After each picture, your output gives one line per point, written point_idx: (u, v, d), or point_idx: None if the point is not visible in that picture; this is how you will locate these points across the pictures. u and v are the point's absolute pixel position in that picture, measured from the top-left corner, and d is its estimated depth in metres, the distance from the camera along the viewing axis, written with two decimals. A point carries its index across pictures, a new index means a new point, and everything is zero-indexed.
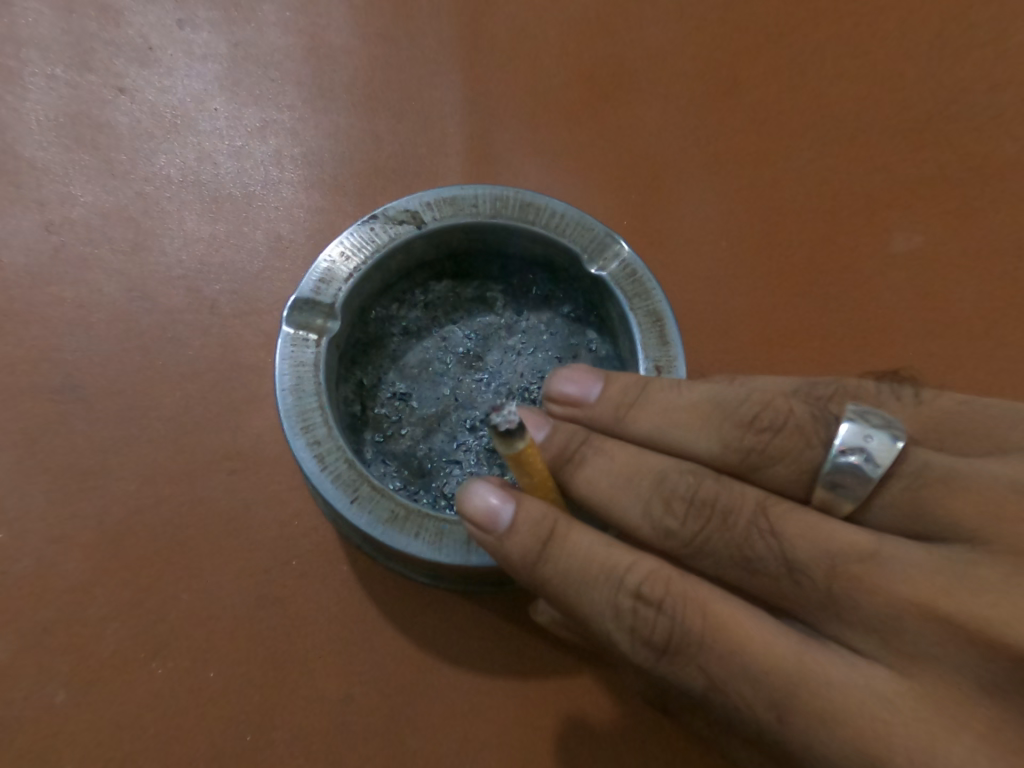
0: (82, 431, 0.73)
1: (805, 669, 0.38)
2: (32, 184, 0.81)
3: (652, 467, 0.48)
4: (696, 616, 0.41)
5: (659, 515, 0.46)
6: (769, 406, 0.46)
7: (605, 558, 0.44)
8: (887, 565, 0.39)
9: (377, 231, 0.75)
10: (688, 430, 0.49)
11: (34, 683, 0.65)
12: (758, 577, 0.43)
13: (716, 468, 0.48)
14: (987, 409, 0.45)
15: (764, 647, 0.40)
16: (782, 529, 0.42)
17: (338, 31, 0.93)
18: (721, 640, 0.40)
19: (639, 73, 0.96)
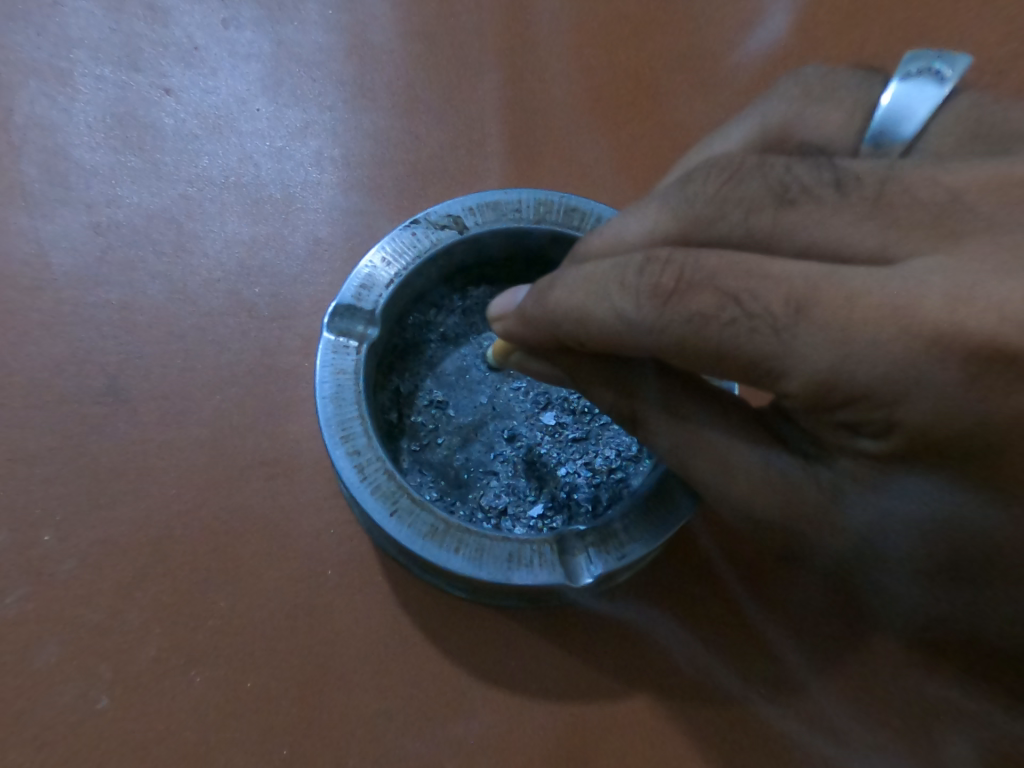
0: (125, 435, 0.73)
1: (923, 295, 0.39)
2: (81, 185, 0.82)
3: (620, 268, 0.48)
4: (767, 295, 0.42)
5: (642, 297, 0.46)
6: (751, 166, 0.46)
7: (631, 312, 0.47)
8: (743, 288, 0.42)
9: (418, 236, 0.73)
10: (615, 279, 0.48)
11: (79, 687, 0.66)
12: (716, 286, 0.43)
13: (650, 307, 0.46)
14: (801, 223, 0.44)
15: (874, 288, 0.39)
16: (803, 224, 0.43)
17: (379, 29, 0.91)
18: (810, 299, 0.41)
19: (689, 69, 0.92)
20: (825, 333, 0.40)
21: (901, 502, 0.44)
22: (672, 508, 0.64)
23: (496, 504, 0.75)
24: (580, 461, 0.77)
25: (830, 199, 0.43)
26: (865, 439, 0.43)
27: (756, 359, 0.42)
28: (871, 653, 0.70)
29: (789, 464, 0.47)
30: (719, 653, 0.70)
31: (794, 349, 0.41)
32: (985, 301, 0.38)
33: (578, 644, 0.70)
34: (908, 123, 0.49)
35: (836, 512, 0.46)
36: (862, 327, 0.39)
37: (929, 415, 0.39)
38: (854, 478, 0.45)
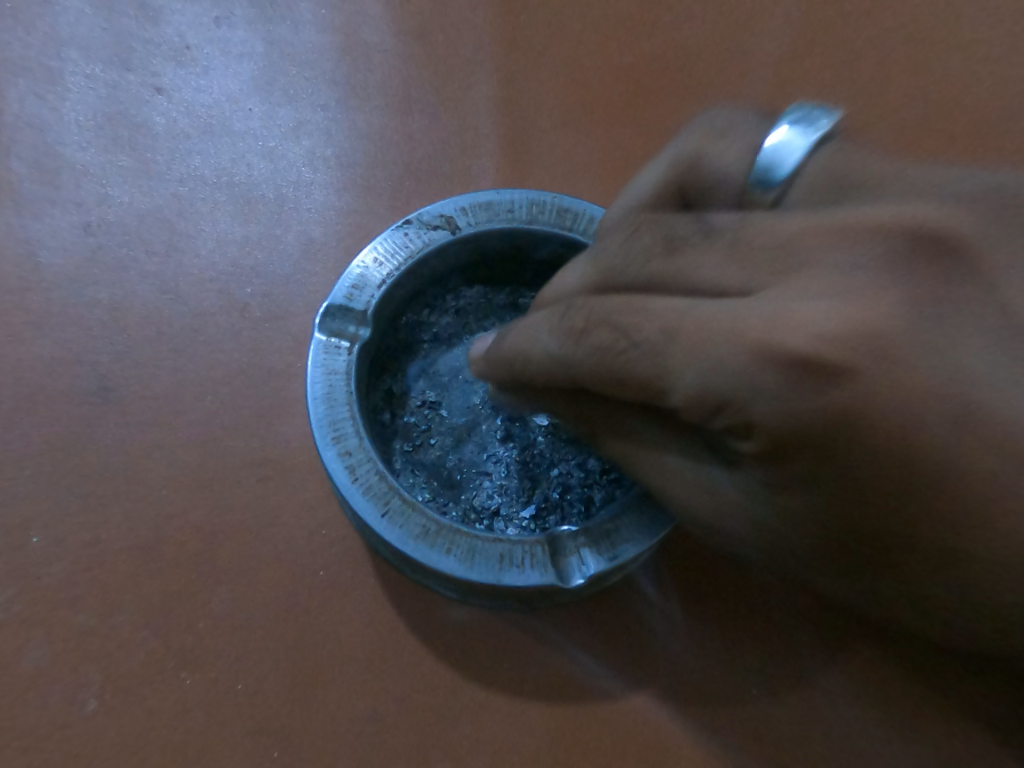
0: (116, 435, 0.73)
1: (785, 320, 0.39)
2: (71, 184, 0.81)
3: (547, 316, 0.53)
4: (655, 330, 0.44)
5: (563, 339, 0.51)
6: (643, 219, 0.50)
7: (555, 351, 0.51)
8: (633, 326, 0.46)
9: (410, 236, 0.73)
10: (540, 327, 0.53)
11: (67, 688, 0.65)
12: (616, 327, 0.47)
13: (569, 349, 0.50)
14: (684, 264, 0.46)
15: (742, 319, 0.41)
16: (688, 268, 0.46)
17: (373, 29, 0.91)
18: (692, 334, 0.43)
19: (682, 71, 0.92)
20: (688, 355, 0.42)
21: (789, 503, 0.43)
22: (664, 508, 0.64)
23: (489, 505, 0.75)
24: (574, 461, 0.77)
25: (703, 242, 0.46)
26: (739, 444, 0.43)
27: (647, 379, 0.45)
28: (862, 647, 0.71)
29: (719, 476, 0.47)
30: (713, 651, 0.70)
31: (670, 371, 0.43)
32: (818, 324, 0.38)
33: (570, 644, 0.70)
34: (780, 168, 0.48)
35: (753, 517, 0.45)
36: (728, 354, 0.41)
37: (783, 417, 0.39)
38: (757, 483, 0.44)
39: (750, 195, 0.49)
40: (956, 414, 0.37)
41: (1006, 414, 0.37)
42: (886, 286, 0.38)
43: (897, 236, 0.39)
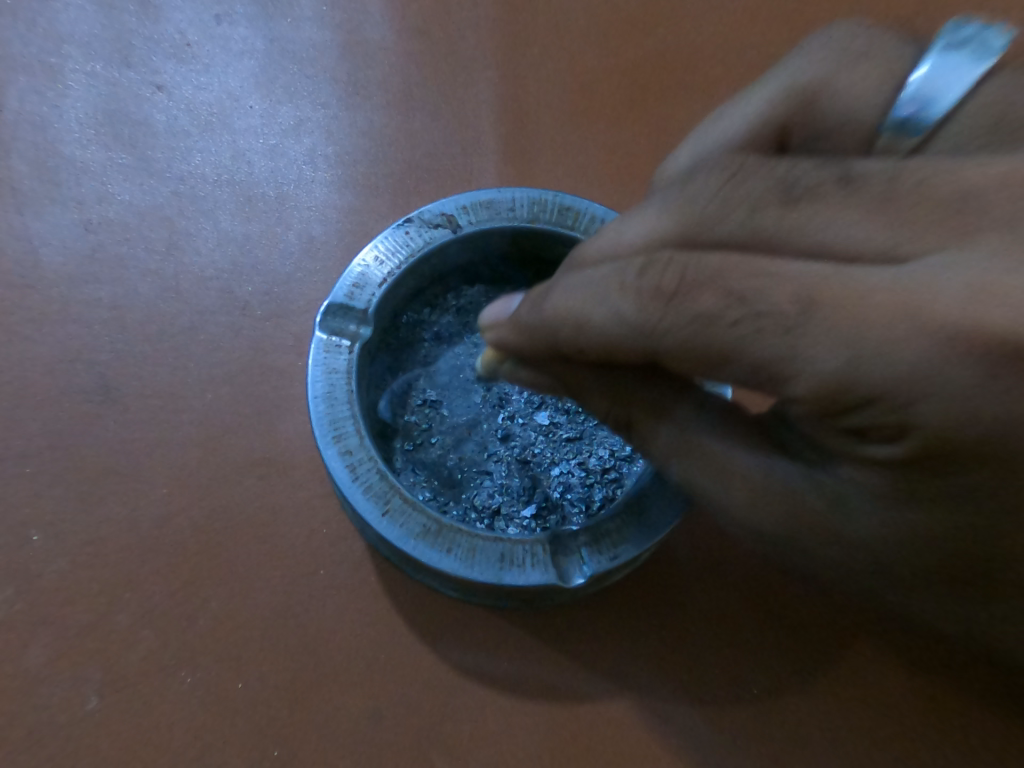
0: (115, 434, 0.73)
1: (953, 299, 0.35)
2: (71, 182, 0.81)
3: (615, 273, 0.45)
4: (781, 299, 0.38)
5: (642, 302, 0.43)
6: (745, 164, 0.43)
7: (626, 317, 0.44)
8: (755, 291, 0.39)
9: (412, 235, 0.73)
10: (607, 287, 0.45)
11: (68, 687, 0.66)
12: (729, 293, 0.40)
13: (648, 317, 0.43)
14: (813, 225, 0.40)
15: (906, 288, 0.36)
16: (809, 225, 0.40)
17: (373, 27, 0.90)
18: (842, 309, 0.37)
19: (685, 69, 0.91)
20: (833, 329, 0.37)
21: (897, 512, 0.40)
22: (665, 508, 0.64)
23: (489, 504, 0.74)
24: (574, 461, 0.76)
25: (839, 194, 0.39)
26: (872, 443, 0.39)
27: (765, 359, 0.39)
28: (861, 646, 0.71)
29: (787, 471, 0.44)
30: (715, 650, 0.70)
31: (801, 348, 0.38)
32: (996, 304, 0.34)
33: (569, 644, 0.70)
34: (931, 108, 0.44)
35: (839, 522, 0.42)
36: (869, 328, 0.36)
37: (946, 416, 0.36)
38: (860, 488, 0.41)
39: (883, 139, 0.46)
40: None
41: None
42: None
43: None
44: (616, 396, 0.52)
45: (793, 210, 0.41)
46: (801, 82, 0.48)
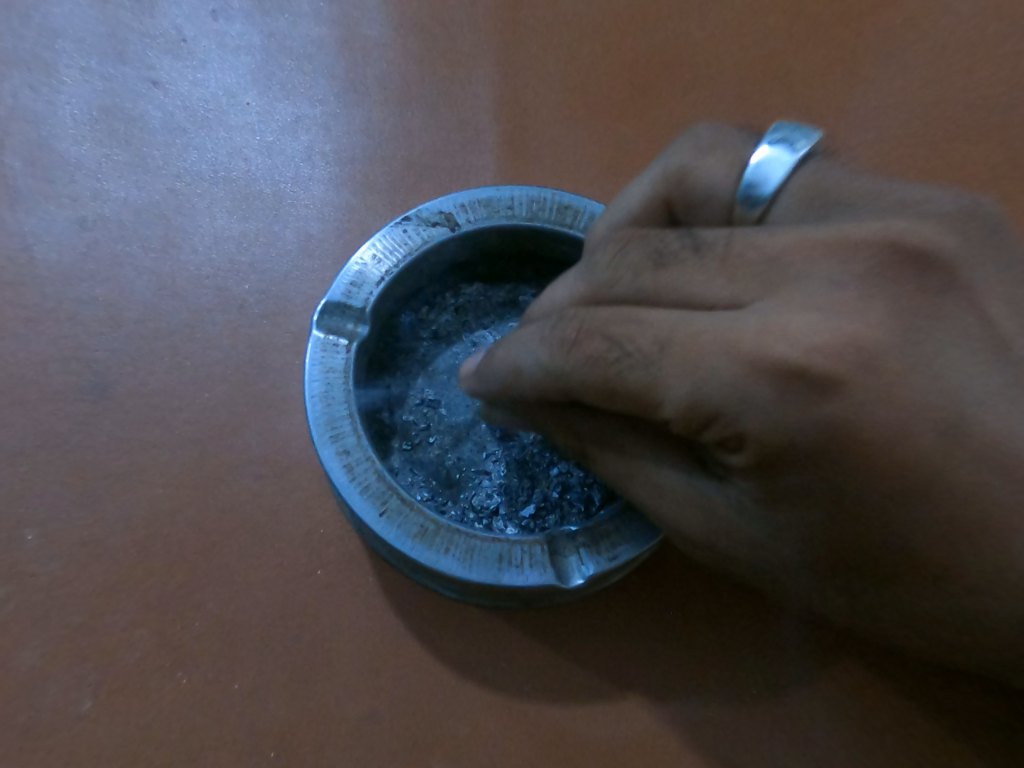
0: (111, 433, 0.72)
1: (794, 341, 0.39)
2: (65, 179, 0.80)
3: (538, 330, 0.51)
4: (666, 347, 0.43)
5: (558, 350, 0.49)
6: (627, 235, 0.49)
7: (546, 363, 0.50)
8: (637, 339, 0.44)
9: (410, 233, 0.72)
10: (531, 341, 0.51)
11: (62, 688, 0.65)
12: (620, 342, 0.45)
13: (564, 364, 0.48)
14: (681, 281, 0.45)
15: (753, 337, 0.40)
16: (684, 282, 0.45)
17: (371, 23, 0.90)
18: (705, 354, 0.41)
19: (686, 67, 0.91)
20: (679, 367, 0.42)
21: (781, 516, 0.44)
22: None
23: (487, 504, 0.74)
24: (573, 461, 0.76)
25: (691, 258, 0.45)
26: (732, 457, 0.43)
27: (635, 391, 0.45)
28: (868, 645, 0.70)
29: (701, 486, 0.48)
30: (716, 648, 0.70)
31: (658, 380, 0.43)
32: (806, 336, 0.39)
33: (568, 645, 0.70)
34: (764, 186, 0.49)
35: (743, 528, 0.46)
36: (723, 369, 0.41)
37: (787, 440, 0.40)
38: (747, 497, 0.44)
39: (736, 211, 0.50)
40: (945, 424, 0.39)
41: (987, 424, 0.40)
42: (864, 304, 0.40)
43: (883, 254, 0.40)
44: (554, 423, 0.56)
45: (662, 270, 0.46)
46: (676, 163, 0.52)
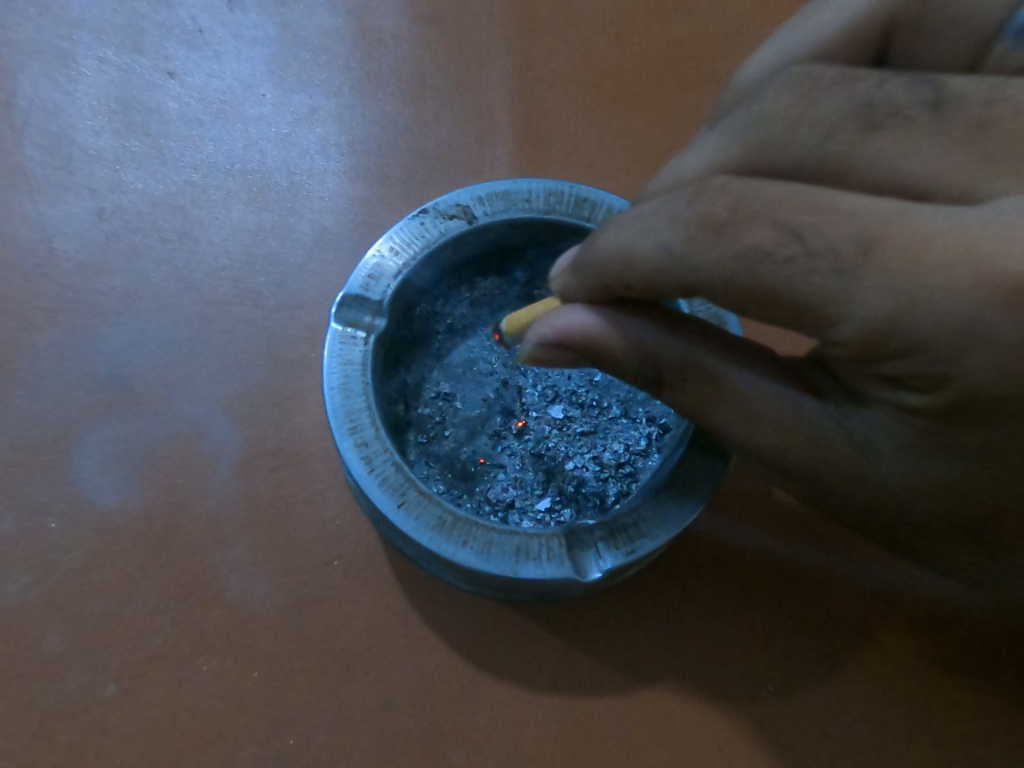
0: (130, 425, 0.73)
1: (1016, 240, 0.38)
2: (84, 170, 0.80)
3: (667, 209, 0.48)
4: (858, 237, 0.40)
5: (695, 229, 0.46)
6: (814, 97, 0.46)
7: (676, 244, 0.47)
8: (824, 229, 0.41)
9: (427, 226, 0.72)
10: (658, 221, 0.48)
11: (84, 675, 0.66)
12: (789, 237, 0.42)
13: (701, 251, 0.45)
14: (897, 166, 0.43)
15: (973, 235, 0.38)
16: (877, 159, 0.43)
17: (386, 14, 0.89)
18: (909, 255, 0.39)
19: (702, 60, 0.90)
20: (863, 272, 0.40)
21: (931, 459, 0.43)
22: (681, 504, 0.63)
23: (503, 498, 0.74)
24: (588, 455, 0.76)
25: (898, 131, 0.43)
26: (909, 394, 0.42)
27: (809, 301, 0.42)
28: (879, 643, 0.71)
29: (822, 412, 0.46)
30: (734, 634, 0.70)
31: (845, 291, 0.40)
32: (1015, 258, 0.37)
33: (584, 638, 0.70)
34: None
35: (864, 465, 0.45)
36: (932, 270, 0.39)
37: (989, 371, 0.38)
38: (887, 429, 0.44)
39: (939, 90, 0.43)
40: None
41: None
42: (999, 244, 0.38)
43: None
44: (651, 341, 0.52)
45: (862, 133, 0.44)
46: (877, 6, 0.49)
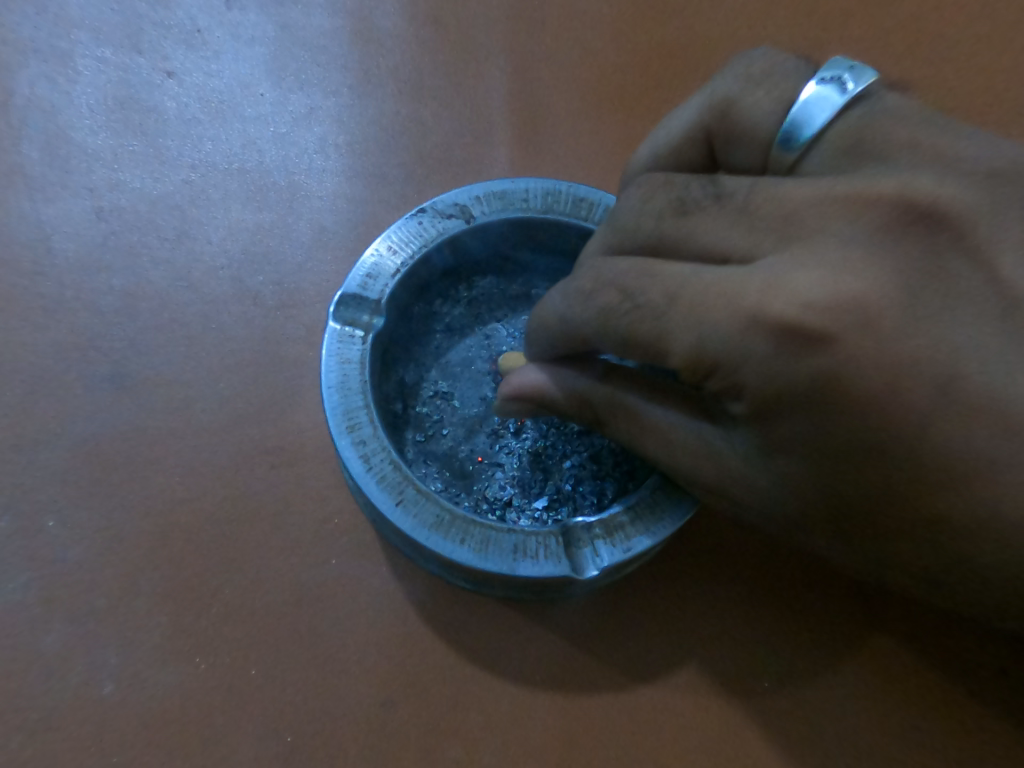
0: (129, 423, 0.73)
1: (802, 291, 0.44)
2: (82, 169, 0.81)
3: (557, 286, 0.57)
4: (691, 297, 0.47)
5: (572, 298, 0.55)
6: (659, 178, 0.54)
7: (562, 311, 0.56)
8: (648, 293, 0.50)
9: (425, 225, 0.72)
10: (550, 296, 0.57)
11: (83, 674, 0.66)
12: (632, 303, 0.50)
13: (580, 317, 0.54)
14: (720, 235, 0.49)
15: (765, 291, 0.45)
16: (709, 231, 0.50)
17: (385, 14, 0.89)
18: (708, 308, 0.46)
19: (700, 60, 0.90)
20: (684, 325, 0.47)
21: (782, 461, 0.46)
22: (678, 501, 0.64)
23: (501, 496, 0.74)
24: (586, 454, 0.76)
25: (715, 207, 0.50)
26: (730, 404, 0.47)
27: (645, 343, 0.50)
28: (874, 640, 0.71)
29: (700, 428, 0.51)
30: (730, 631, 0.71)
31: (665, 333, 0.48)
32: (817, 294, 0.43)
33: (582, 635, 0.70)
34: (806, 128, 0.51)
35: (740, 470, 0.49)
36: (726, 316, 0.45)
37: (770, 382, 0.44)
38: (742, 437, 0.48)
39: (772, 155, 0.53)
40: (941, 381, 0.42)
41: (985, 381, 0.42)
42: None
43: None
44: (582, 386, 0.57)
45: (685, 211, 0.51)
46: (720, 100, 0.55)
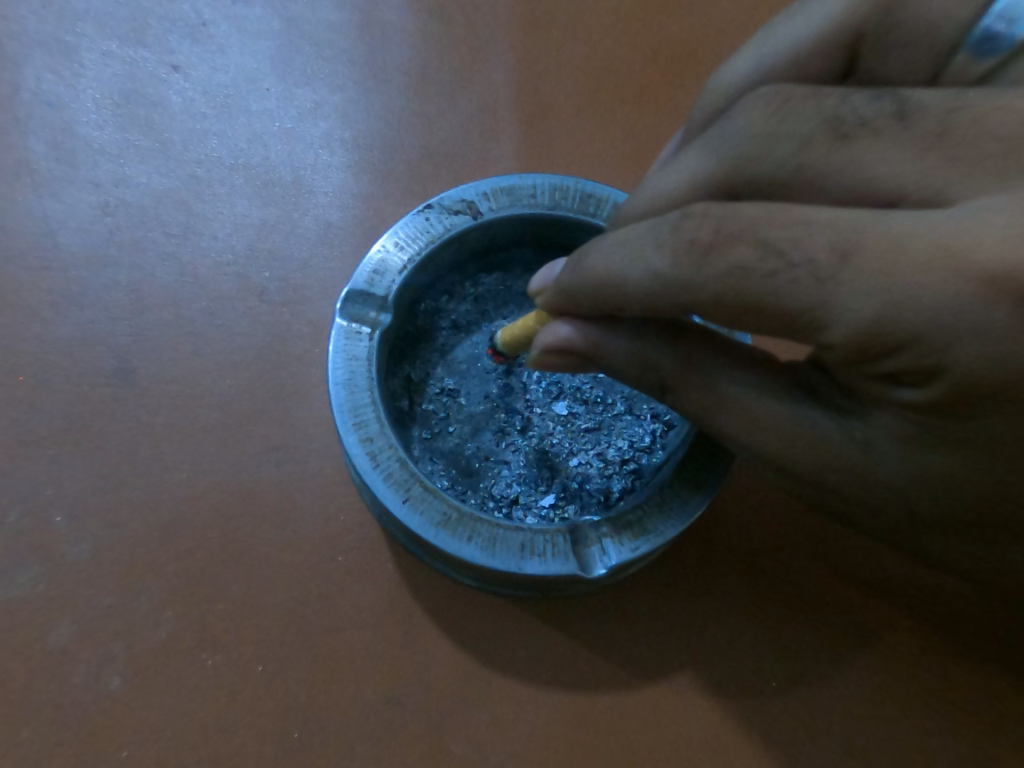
0: (134, 419, 0.73)
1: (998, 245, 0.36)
2: (88, 164, 0.80)
3: (654, 224, 0.46)
4: (863, 250, 0.38)
5: (676, 249, 0.45)
6: (790, 98, 0.45)
7: (660, 266, 0.45)
8: (800, 237, 0.40)
9: (432, 221, 0.71)
10: (647, 242, 0.46)
11: (90, 669, 0.66)
12: (772, 257, 0.41)
13: (687, 273, 0.44)
14: (876, 166, 0.41)
15: (960, 238, 0.36)
16: (870, 164, 0.41)
17: (392, 8, 0.89)
18: (887, 267, 0.38)
19: (708, 56, 0.89)
20: (868, 286, 0.38)
21: (935, 459, 0.41)
22: (685, 502, 0.63)
23: (507, 494, 0.74)
24: (592, 452, 0.76)
25: (896, 126, 0.40)
26: (902, 387, 0.40)
27: (796, 310, 0.40)
28: (879, 643, 0.71)
29: (819, 417, 0.45)
30: (736, 632, 0.70)
31: (830, 301, 0.39)
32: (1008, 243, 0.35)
33: (587, 634, 0.70)
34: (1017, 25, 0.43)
35: (879, 471, 0.43)
36: (909, 276, 0.37)
37: (980, 360, 0.36)
38: (892, 434, 0.42)
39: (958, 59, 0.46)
40: None
41: None
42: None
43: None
44: (650, 347, 0.52)
45: (838, 137, 0.42)
46: None
